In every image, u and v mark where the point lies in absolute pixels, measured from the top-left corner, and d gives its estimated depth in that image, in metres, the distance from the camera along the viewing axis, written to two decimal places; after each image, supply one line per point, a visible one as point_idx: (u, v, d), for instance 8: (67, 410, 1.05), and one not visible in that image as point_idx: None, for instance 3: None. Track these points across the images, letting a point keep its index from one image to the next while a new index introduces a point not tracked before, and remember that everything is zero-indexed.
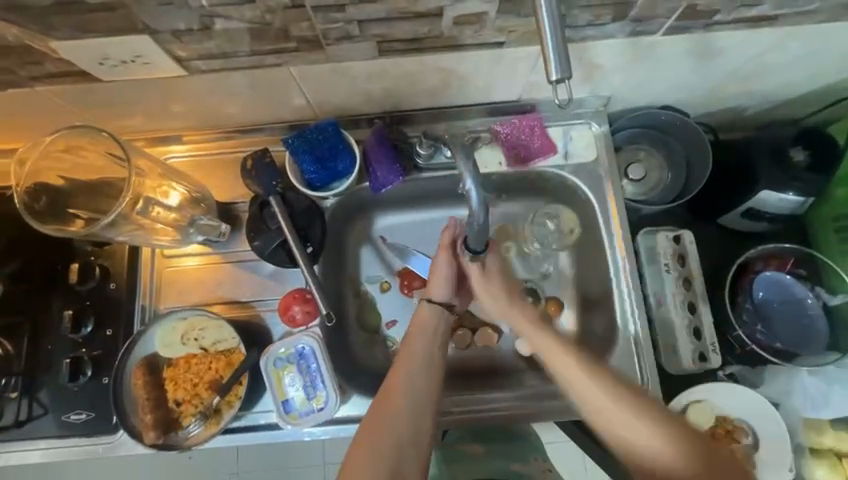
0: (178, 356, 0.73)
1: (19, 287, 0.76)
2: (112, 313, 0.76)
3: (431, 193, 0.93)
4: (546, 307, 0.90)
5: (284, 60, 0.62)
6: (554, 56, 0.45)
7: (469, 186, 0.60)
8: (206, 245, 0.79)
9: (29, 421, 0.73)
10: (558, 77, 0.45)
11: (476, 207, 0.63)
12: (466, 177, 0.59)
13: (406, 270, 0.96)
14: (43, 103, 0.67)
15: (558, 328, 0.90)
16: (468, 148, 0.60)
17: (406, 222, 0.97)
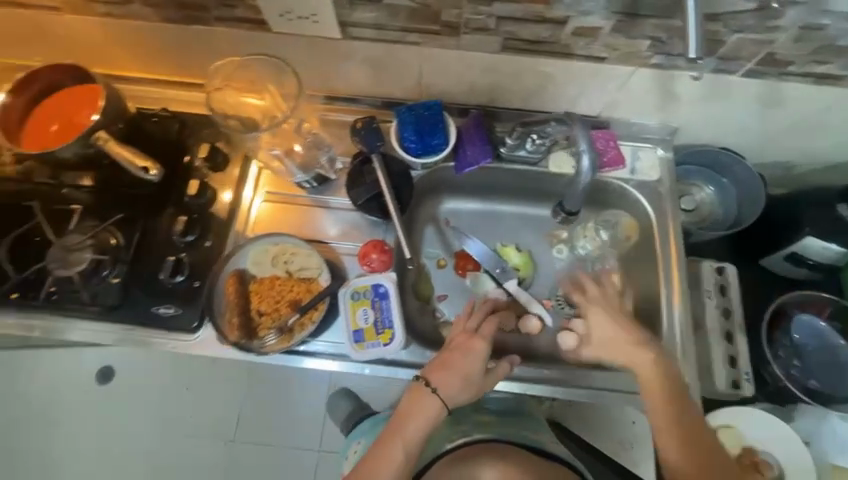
0: (265, 274, 0.81)
1: (140, 190, 0.85)
2: (213, 228, 0.85)
3: (498, 190, 1.03)
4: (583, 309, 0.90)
5: (422, 40, 0.75)
6: (696, 39, 0.55)
7: (583, 150, 0.77)
8: (299, 188, 0.89)
9: (121, 307, 0.80)
10: (694, 57, 0.56)
11: (585, 171, 0.80)
12: (582, 144, 0.77)
13: (463, 252, 1.04)
14: (213, 42, 0.80)
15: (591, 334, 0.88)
16: (586, 125, 0.78)
17: (472, 212, 1.06)
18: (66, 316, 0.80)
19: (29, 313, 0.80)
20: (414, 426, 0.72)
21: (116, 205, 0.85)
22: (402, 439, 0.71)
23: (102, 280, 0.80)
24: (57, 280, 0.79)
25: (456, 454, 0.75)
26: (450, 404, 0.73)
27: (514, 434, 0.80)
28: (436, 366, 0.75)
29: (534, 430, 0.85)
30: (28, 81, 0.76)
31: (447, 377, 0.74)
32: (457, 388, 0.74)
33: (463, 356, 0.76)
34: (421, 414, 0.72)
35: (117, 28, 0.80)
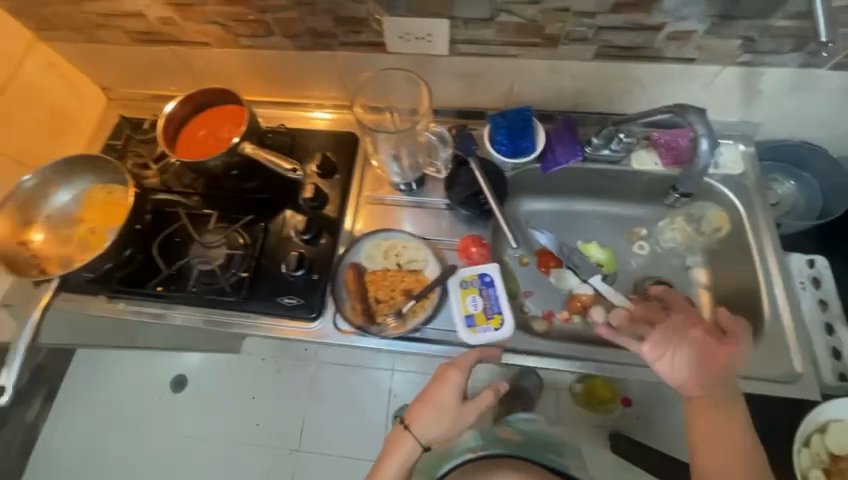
0: (377, 267, 0.88)
1: (263, 195, 0.96)
2: (327, 227, 0.95)
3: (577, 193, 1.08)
4: (663, 327, 0.78)
5: (522, 52, 0.83)
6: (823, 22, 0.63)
7: (703, 134, 0.81)
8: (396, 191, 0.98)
9: (249, 299, 0.88)
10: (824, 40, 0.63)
11: (704, 152, 0.84)
12: (700, 128, 0.81)
13: (542, 249, 1.06)
14: (331, 65, 0.92)
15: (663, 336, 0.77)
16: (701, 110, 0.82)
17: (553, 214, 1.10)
18: (201, 307, 0.89)
19: (168, 305, 0.89)
20: (394, 463, 0.77)
21: (242, 209, 0.95)
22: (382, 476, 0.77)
23: (234, 275, 0.89)
24: (197, 274, 0.89)
25: (471, 464, 0.95)
26: (428, 440, 0.77)
27: (531, 451, 0.98)
28: (415, 406, 0.78)
29: (558, 452, 1.00)
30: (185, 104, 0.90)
31: (418, 415, 0.77)
32: (430, 424, 0.77)
33: (440, 392, 0.76)
34: (400, 449, 0.77)
35: (252, 57, 0.93)
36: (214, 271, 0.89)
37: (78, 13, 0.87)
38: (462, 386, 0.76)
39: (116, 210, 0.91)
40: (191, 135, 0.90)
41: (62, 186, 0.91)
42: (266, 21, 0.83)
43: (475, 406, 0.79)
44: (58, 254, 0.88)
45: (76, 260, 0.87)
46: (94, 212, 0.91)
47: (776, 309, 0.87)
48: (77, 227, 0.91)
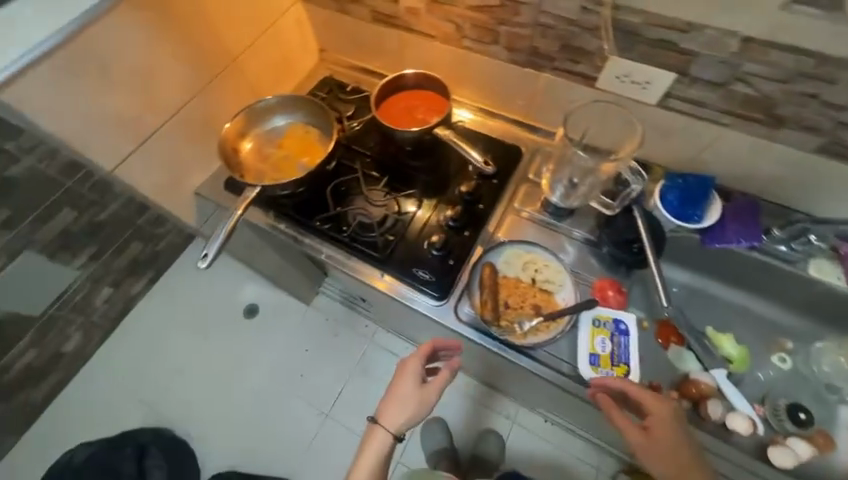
0: (512, 274, 0.91)
1: (426, 175, 1.05)
2: (474, 223, 1.00)
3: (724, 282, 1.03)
4: (637, 393, 0.75)
5: (735, 124, 0.83)
6: None
7: None
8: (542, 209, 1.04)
9: (388, 260, 0.96)
10: None
11: None
12: None
13: (666, 322, 1.00)
14: (534, 83, 0.99)
15: (654, 448, 0.72)
16: None
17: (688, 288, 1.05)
18: (347, 252, 0.99)
19: (323, 240, 1.00)
20: (371, 446, 0.84)
21: (405, 181, 1.04)
22: (363, 461, 0.84)
23: (383, 235, 0.97)
24: (353, 222, 0.99)
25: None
26: (398, 425, 0.83)
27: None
28: (386, 405, 0.86)
29: None
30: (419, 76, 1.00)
31: (389, 408, 0.85)
32: (400, 414, 0.84)
33: (409, 390, 0.85)
34: (377, 438, 0.84)
35: (466, 58, 1.03)
36: (369, 225, 0.98)
37: None
38: (420, 373, 0.86)
39: (313, 148, 1.06)
40: (401, 101, 1.02)
41: (280, 115, 1.08)
42: (500, 32, 0.91)
43: (433, 388, 0.85)
44: (258, 169, 1.04)
45: (272, 178, 1.02)
46: (294, 144, 1.06)
47: None
48: (277, 151, 1.06)
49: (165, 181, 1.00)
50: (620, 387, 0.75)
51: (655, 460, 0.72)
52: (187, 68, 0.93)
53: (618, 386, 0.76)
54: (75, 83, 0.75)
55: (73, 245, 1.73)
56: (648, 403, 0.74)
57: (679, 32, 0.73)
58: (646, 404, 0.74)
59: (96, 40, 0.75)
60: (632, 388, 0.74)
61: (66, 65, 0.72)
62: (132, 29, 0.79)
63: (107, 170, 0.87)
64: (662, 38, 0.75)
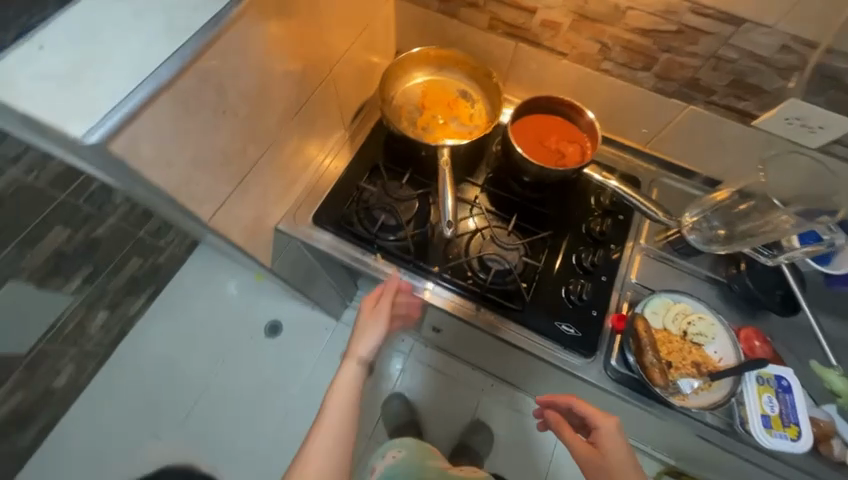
0: (666, 326, 0.85)
1: (546, 210, 0.95)
2: (607, 265, 0.92)
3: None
4: (588, 413, 0.76)
5: None
6: None
7: None
8: (664, 242, 0.98)
9: (526, 311, 0.86)
10: None
11: None
12: None
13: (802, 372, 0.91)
14: (674, 113, 0.91)
15: (601, 461, 0.71)
16: None
17: (838, 332, 0.93)
18: (475, 303, 0.87)
19: (445, 289, 0.88)
20: (363, 347, 0.79)
21: (529, 218, 0.94)
22: (336, 393, 0.76)
23: (520, 283, 0.87)
24: (480, 268, 0.88)
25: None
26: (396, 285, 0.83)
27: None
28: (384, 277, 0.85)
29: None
30: (589, 129, 0.89)
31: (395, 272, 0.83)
32: None
33: (371, 315, 0.81)
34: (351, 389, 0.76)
35: (597, 81, 0.92)
36: (501, 272, 0.87)
37: None
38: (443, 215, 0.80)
39: (457, 103, 1.00)
40: (543, 126, 0.91)
41: (416, 67, 0.99)
42: (659, 59, 0.81)
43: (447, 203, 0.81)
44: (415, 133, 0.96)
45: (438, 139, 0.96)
46: (437, 100, 0.99)
47: None
48: (422, 112, 0.99)
49: (253, 220, 0.81)
50: (565, 403, 0.80)
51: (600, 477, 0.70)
52: (293, 86, 0.75)
53: (565, 403, 0.80)
54: (194, 123, 0.56)
55: (63, 271, 1.29)
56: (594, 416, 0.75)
57: None
58: (593, 421, 0.75)
59: (220, 64, 0.56)
60: (572, 401, 0.79)
61: (190, 102, 0.53)
62: (253, 47, 0.61)
63: (203, 220, 0.68)
64: None
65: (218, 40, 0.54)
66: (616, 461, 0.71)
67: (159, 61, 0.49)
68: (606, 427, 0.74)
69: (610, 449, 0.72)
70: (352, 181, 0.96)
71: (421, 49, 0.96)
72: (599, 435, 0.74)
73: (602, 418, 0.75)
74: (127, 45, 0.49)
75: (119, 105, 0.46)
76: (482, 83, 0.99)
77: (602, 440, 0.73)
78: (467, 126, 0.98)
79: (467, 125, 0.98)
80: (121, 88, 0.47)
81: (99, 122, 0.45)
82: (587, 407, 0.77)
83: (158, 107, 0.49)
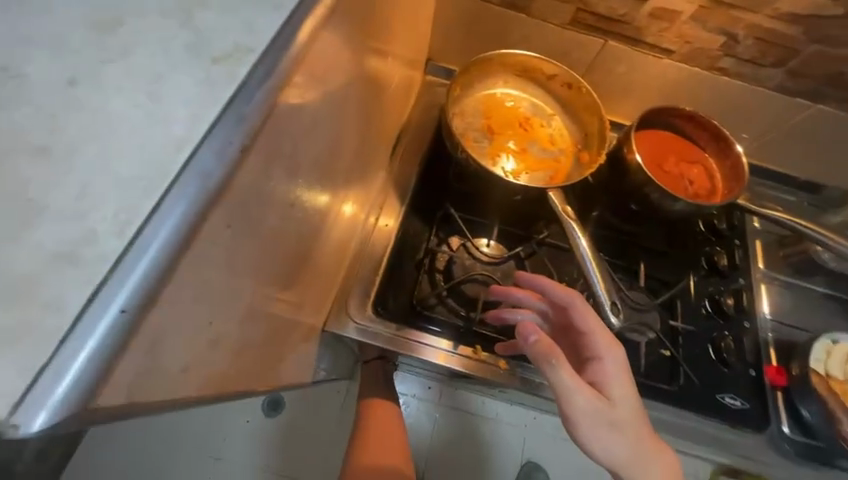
0: (838, 375, 0.70)
1: (661, 247, 0.75)
2: (747, 306, 0.74)
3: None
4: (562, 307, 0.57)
5: None
6: None
7: None
8: (780, 262, 0.84)
9: (686, 391, 0.66)
10: None
11: None
12: None
13: None
14: (793, 116, 0.76)
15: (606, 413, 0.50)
16: None
17: None
18: None
19: None
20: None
21: (647, 262, 0.74)
22: None
23: (669, 353, 0.67)
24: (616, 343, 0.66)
25: None
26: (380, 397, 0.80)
27: None
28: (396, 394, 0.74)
29: None
30: (729, 169, 0.70)
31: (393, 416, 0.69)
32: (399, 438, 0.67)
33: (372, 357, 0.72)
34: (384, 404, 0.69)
35: (705, 82, 0.74)
36: (645, 346, 0.67)
37: None
38: (592, 342, 0.54)
39: (529, 124, 0.77)
40: (654, 145, 0.71)
41: (473, 81, 0.75)
42: (802, 52, 0.66)
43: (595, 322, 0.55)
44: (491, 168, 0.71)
45: (520, 174, 0.72)
46: (505, 121, 0.76)
47: None
48: (489, 139, 0.75)
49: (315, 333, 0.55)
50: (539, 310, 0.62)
51: (590, 431, 0.49)
52: (353, 138, 0.50)
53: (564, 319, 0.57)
54: (249, 253, 0.29)
55: None
56: (594, 339, 0.54)
57: None
58: (583, 327, 0.54)
59: (282, 138, 0.29)
60: (573, 304, 0.56)
61: (244, 223, 0.27)
62: (315, 81, 0.33)
63: (242, 392, 0.39)
64: None
65: (282, 99, 0.27)
66: (626, 402, 0.51)
67: (173, 172, 0.22)
68: (619, 359, 0.53)
69: (616, 379, 0.52)
70: (418, 243, 0.70)
71: (481, 56, 0.72)
72: (623, 382, 0.52)
73: (612, 345, 0.54)
74: (87, 145, 0.22)
75: (85, 325, 0.19)
76: (558, 95, 0.78)
77: (611, 372, 0.52)
78: (551, 151, 0.75)
79: (550, 150, 0.75)
80: (82, 257, 0.20)
81: (38, 386, 0.18)
82: (594, 317, 0.55)
83: (184, 284, 0.22)
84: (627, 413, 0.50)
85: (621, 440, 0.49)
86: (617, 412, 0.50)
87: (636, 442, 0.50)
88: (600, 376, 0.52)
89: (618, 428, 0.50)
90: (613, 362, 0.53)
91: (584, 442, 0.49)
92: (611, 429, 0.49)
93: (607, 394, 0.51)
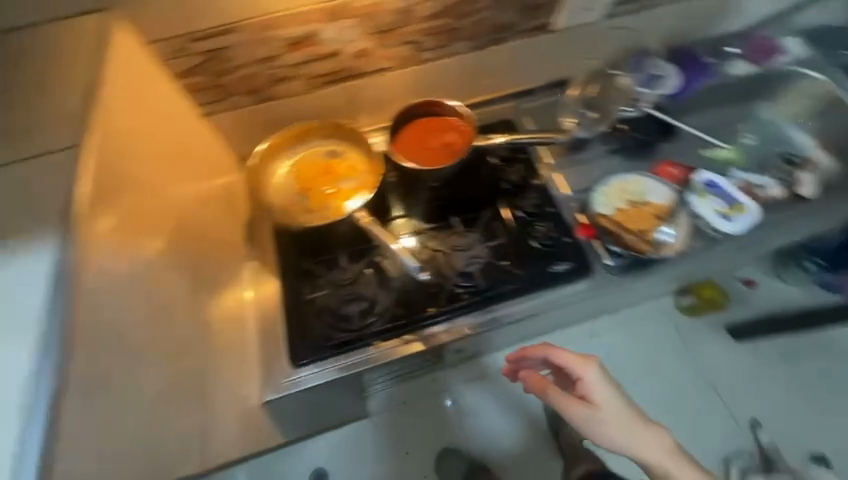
0: (616, 208, 0.95)
1: (468, 193, 0.96)
2: (545, 196, 0.97)
3: (709, 123, 1.18)
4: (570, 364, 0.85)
5: (659, 4, 0.99)
6: None
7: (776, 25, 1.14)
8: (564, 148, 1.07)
9: (524, 280, 0.88)
10: None
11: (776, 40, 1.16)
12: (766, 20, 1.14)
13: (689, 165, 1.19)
14: (498, 58, 0.99)
15: (597, 416, 0.80)
16: None
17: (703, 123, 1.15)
18: (484, 307, 0.86)
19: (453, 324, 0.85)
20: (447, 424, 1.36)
21: (463, 209, 0.95)
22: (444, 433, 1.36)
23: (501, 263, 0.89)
24: (464, 279, 0.87)
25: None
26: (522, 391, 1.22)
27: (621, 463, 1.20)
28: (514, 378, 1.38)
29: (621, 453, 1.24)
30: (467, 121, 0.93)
31: None
32: None
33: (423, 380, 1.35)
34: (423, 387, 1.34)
35: (426, 71, 0.95)
36: (483, 269, 0.89)
37: (266, 69, 0.84)
38: (569, 367, 0.86)
39: (332, 166, 0.96)
40: (415, 134, 0.93)
41: (273, 164, 0.95)
42: (461, 27, 0.89)
43: (567, 356, 0.85)
44: (318, 217, 0.90)
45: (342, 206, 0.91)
46: (313, 176, 0.95)
47: None
48: (309, 196, 0.94)
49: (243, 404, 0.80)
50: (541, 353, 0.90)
51: (596, 429, 0.80)
52: (186, 280, 0.71)
53: (538, 353, 0.91)
54: (113, 401, 0.51)
55: None
56: (574, 368, 0.84)
57: None
58: (564, 363, 0.85)
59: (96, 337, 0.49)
60: (549, 352, 0.88)
61: (93, 394, 0.48)
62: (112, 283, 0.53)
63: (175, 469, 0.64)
64: None
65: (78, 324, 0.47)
66: (610, 403, 0.81)
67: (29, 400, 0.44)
68: (596, 376, 0.83)
69: (599, 391, 0.82)
70: (298, 298, 0.87)
71: (263, 148, 0.92)
72: (603, 393, 0.82)
73: (584, 363, 0.84)
74: None
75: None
76: (339, 134, 0.97)
77: (592, 387, 0.82)
78: (356, 176, 0.94)
79: (355, 176, 0.94)
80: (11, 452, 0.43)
81: None
82: (564, 353, 0.86)
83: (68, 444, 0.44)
84: (617, 415, 0.80)
85: (621, 428, 0.79)
86: (609, 414, 0.80)
87: (631, 430, 0.79)
88: (590, 391, 0.82)
89: (624, 433, 0.79)
90: (596, 380, 0.83)
91: (592, 437, 0.81)
92: (613, 423, 0.80)
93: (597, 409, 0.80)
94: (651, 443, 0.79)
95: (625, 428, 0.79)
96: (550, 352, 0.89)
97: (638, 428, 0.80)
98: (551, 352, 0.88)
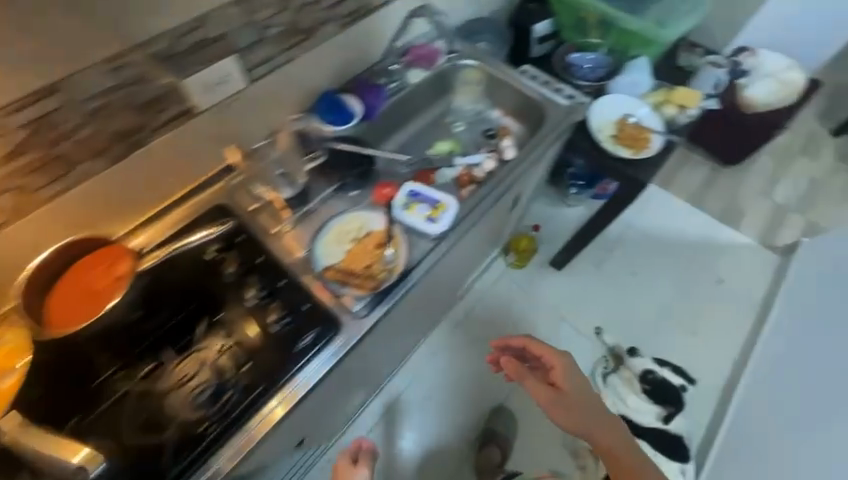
0: (340, 253, 0.95)
1: (190, 306, 0.91)
2: (273, 271, 0.94)
3: (404, 141, 1.35)
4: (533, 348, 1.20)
5: (297, 53, 1.02)
6: None
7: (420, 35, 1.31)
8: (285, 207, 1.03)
9: (272, 374, 0.82)
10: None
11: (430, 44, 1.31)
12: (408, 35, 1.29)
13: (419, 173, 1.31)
14: (156, 157, 0.91)
15: (562, 398, 1.11)
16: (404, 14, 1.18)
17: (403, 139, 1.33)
18: (239, 423, 0.79)
19: (224, 447, 0.78)
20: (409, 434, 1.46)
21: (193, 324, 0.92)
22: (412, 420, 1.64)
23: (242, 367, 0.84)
24: (212, 397, 0.84)
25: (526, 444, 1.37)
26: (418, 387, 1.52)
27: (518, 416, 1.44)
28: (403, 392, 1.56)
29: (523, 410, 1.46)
30: None
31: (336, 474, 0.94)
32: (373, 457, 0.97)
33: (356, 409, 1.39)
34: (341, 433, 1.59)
35: (67, 203, 0.83)
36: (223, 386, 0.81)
37: None
38: (540, 354, 1.20)
39: None
40: (78, 280, 0.80)
41: None
42: (66, 151, 0.79)
43: (537, 344, 1.20)
44: None
45: None
46: None
47: (534, 91, 1.32)
48: None
49: None
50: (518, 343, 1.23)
51: (559, 413, 1.10)
52: None
53: (517, 343, 1.23)
54: None
55: None
56: (543, 354, 1.19)
57: (191, 31, 0.82)
58: (542, 352, 1.19)
59: None
60: (527, 341, 1.21)
61: None
62: None
63: None
64: (187, 43, 0.83)
65: None
66: (589, 397, 1.12)
67: None
68: (564, 360, 1.17)
69: (572, 379, 1.14)
70: None
71: None
72: (579, 381, 1.14)
73: (548, 354, 1.18)
74: None
75: None
76: None
77: (568, 372, 1.15)
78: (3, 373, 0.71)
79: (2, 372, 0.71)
80: None
81: None
82: (532, 342, 1.21)
83: None
84: (578, 391, 1.12)
85: (592, 419, 1.08)
86: (594, 398, 1.12)
87: (599, 424, 1.08)
88: (573, 383, 1.14)
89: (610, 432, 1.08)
90: (567, 363, 1.16)
91: (562, 425, 1.10)
92: (594, 427, 1.08)
93: (583, 412, 1.08)
94: (611, 433, 1.07)
95: (598, 431, 1.07)
96: (525, 345, 1.22)
97: (605, 425, 1.09)
98: (528, 342, 1.21)
